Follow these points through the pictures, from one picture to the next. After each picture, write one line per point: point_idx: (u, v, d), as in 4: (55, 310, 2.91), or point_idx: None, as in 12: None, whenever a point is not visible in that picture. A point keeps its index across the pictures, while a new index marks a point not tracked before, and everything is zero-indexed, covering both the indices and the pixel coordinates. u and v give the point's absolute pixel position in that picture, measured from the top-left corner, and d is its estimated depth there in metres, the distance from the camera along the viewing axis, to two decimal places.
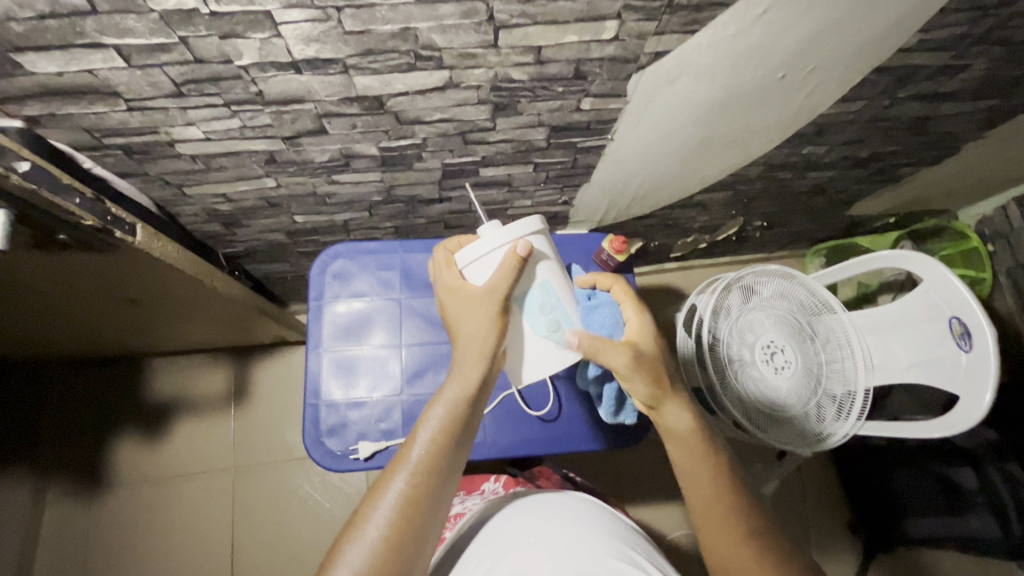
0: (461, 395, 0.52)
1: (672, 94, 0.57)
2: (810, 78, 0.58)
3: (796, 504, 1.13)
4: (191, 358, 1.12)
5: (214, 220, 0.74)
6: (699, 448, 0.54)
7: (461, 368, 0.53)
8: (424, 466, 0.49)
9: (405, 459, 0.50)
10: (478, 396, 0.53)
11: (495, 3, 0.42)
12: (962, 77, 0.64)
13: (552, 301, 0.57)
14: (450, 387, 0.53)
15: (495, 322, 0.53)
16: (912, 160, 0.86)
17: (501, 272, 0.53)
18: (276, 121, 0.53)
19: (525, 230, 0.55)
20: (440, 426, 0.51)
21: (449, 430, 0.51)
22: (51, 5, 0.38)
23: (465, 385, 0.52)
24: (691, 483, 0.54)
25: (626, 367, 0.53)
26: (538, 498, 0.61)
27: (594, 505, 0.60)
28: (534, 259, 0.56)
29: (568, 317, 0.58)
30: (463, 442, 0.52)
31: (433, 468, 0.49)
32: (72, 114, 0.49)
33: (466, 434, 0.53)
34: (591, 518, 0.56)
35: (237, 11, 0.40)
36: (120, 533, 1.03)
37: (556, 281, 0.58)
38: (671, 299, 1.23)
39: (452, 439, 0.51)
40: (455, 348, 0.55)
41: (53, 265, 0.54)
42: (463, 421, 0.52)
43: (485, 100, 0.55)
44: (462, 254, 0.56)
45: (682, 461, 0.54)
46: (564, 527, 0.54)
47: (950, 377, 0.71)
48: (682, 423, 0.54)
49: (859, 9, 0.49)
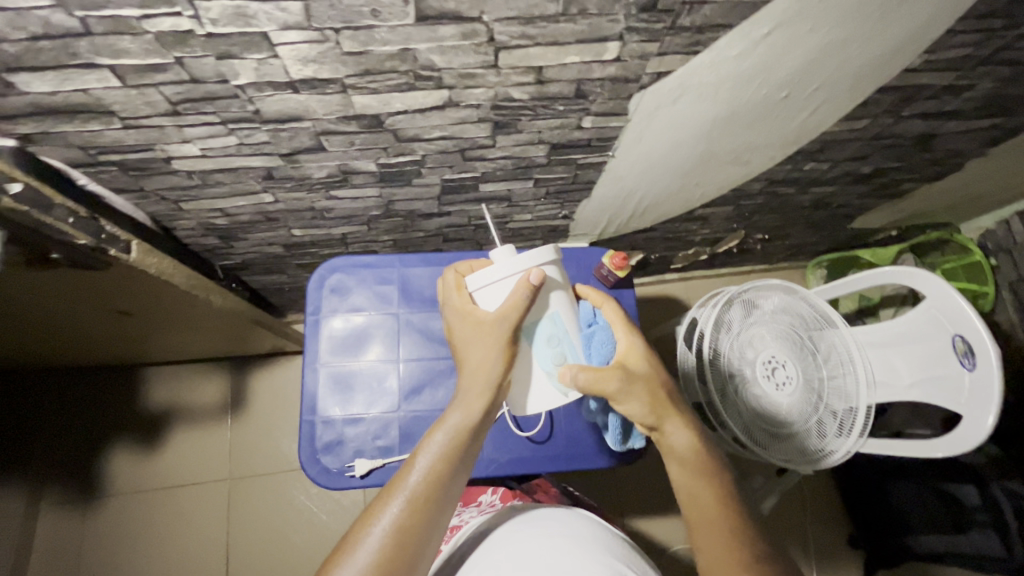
0: (464, 424, 0.52)
1: (674, 112, 0.56)
2: (814, 97, 0.58)
3: (797, 519, 1.12)
4: (188, 367, 1.11)
5: (211, 234, 0.73)
6: (704, 470, 0.54)
7: (465, 396, 0.53)
8: (420, 493, 0.49)
9: (402, 483, 0.49)
10: (480, 426, 0.53)
11: (496, 25, 0.42)
12: (967, 96, 0.63)
13: (560, 333, 0.57)
14: (454, 414, 0.52)
15: (504, 349, 0.53)
16: (915, 175, 0.85)
17: (514, 298, 0.53)
18: (274, 139, 0.53)
19: (539, 259, 0.55)
20: (440, 453, 0.50)
21: (449, 459, 0.50)
22: (43, 26, 0.37)
23: (468, 413, 0.52)
24: (696, 503, 0.53)
25: (620, 392, 0.54)
26: (538, 512, 0.60)
27: (596, 526, 0.59)
28: (546, 289, 0.56)
29: (574, 352, 0.58)
30: (461, 471, 0.52)
31: (429, 496, 0.49)
32: (66, 133, 0.48)
33: (465, 466, 0.52)
34: (589, 536, 0.55)
35: (233, 33, 0.39)
36: (114, 544, 1.02)
37: (566, 314, 0.58)
38: (671, 310, 1.22)
39: (452, 468, 0.51)
40: (461, 375, 0.54)
41: (44, 280, 0.53)
42: (462, 450, 0.51)
43: (485, 119, 0.54)
44: (474, 278, 0.56)
45: (685, 479, 0.54)
46: (560, 544, 0.53)
47: (953, 395, 0.70)
48: (685, 443, 0.54)
49: (864, 31, 0.48)
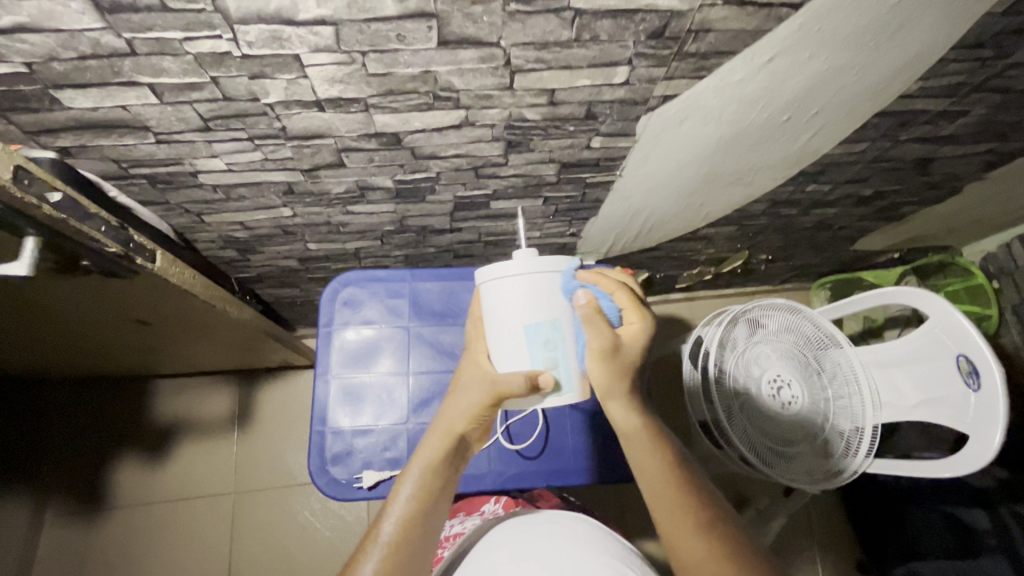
0: (428, 467, 0.54)
1: (679, 134, 0.59)
2: (814, 121, 0.60)
3: (804, 544, 1.11)
4: (196, 380, 1.12)
5: (229, 246, 0.76)
6: (654, 447, 0.55)
7: (429, 441, 0.56)
8: (395, 540, 0.50)
9: (377, 534, 0.50)
10: (447, 470, 0.55)
11: (513, 49, 0.44)
12: (962, 121, 0.65)
13: (557, 340, 0.52)
14: (419, 459, 0.55)
15: (476, 409, 0.54)
16: (915, 198, 0.87)
17: (507, 379, 0.51)
18: (297, 154, 0.55)
19: (555, 266, 0.52)
20: (411, 498, 0.52)
21: (421, 504, 0.52)
22: (92, 47, 0.40)
23: (431, 454, 0.55)
24: (645, 472, 0.55)
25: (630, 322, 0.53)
26: (544, 516, 0.60)
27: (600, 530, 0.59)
28: (550, 295, 0.52)
29: (566, 366, 0.53)
30: (437, 514, 0.53)
31: (404, 543, 0.50)
32: (102, 146, 0.51)
33: (438, 509, 0.53)
34: (591, 539, 0.55)
35: (267, 55, 0.42)
36: (116, 558, 1.01)
37: (569, 323, 0.53)
38: (675, 330, 1.23)
39: (425, 511, 0.52)
40: (436, 421, 0.57)
41: (71, 287, 0.55)
42: (434, 495, 0.53)
43: (499, 138, 0.56)
44: (486, 270, 0.53)
45: (640, 461, 0.55)
46: (561, 548, 0.53)
47: (960, 415, 0.70)
48: (632, 423, 0.55)
49: (861, 59, 0.51)
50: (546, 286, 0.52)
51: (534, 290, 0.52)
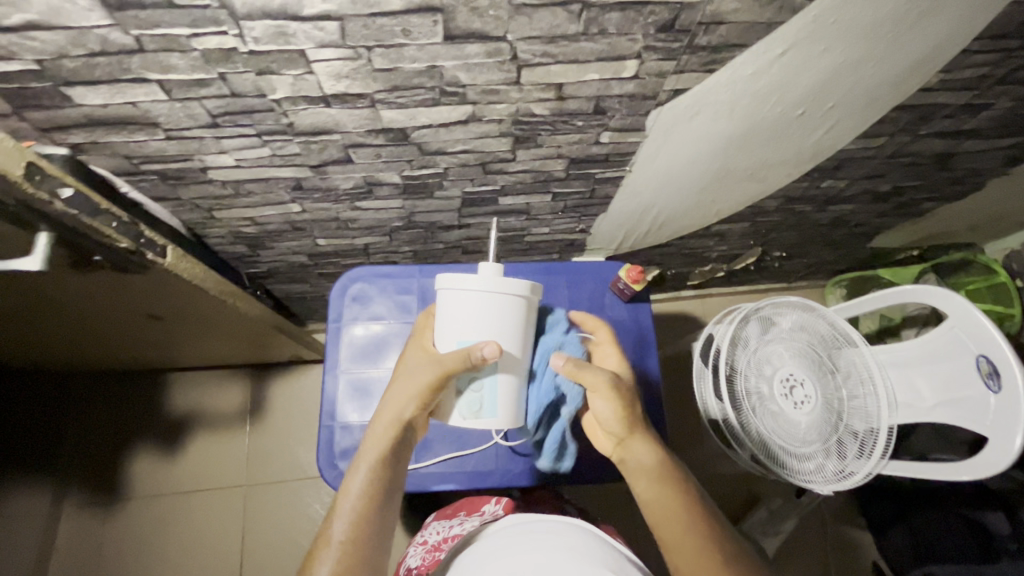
0: (378, 458, 0.53)
1: (690, 129, 0.58)
2: (829, 115, 0.58)
3: (817, 545, 1.09)
4: (209, 373, 1.14)
5: (240, 242, 0.76)
6: (671, 488, 0.54)
7: (375, 429, 0.55)
8: (348, 537, 0.49)
9: (329, 532, 0.50)
10: (395, 457, 0.54)
11: (520, 43, 0.44)
12: (985, 115, 0.63)
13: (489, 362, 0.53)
14: (368, 450, 0.54)
15: (421, 393, 0.53)
16: (934, 194, 0.85)
17: (451, 354, 0.52)
18: (305, 150, 0.55)
19: (511, 289, 0.51)
20: (361, 491, 0.51)
21: (371, 495, 0.51)
22: (101, 44, 0.40)
23: (379, 446, 0.54)
24: (664, 520, 0.53)
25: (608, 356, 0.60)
26: (537, 524, 0.59)
27: (599, 542, 0.57)
28: (500, 315, 0.52)
29: (491, 387, 0.53)
30: (390, 504, 0.53)
31: (357, 538, 0.49)
32: (113, 143, 0.52)
33: (390, 499, 0.53)
34: (585, 548, 0.53)
35: (274, 50, 0.42)
36: (131, 547, 1.03)
37: (507, 347, 0.53)
38: (686, 327, 1.22)
39: (376, 504, 0.51)
40: (382, 407, 0.57)
41: (84, 282, 0.56)
42: (383, 484, 0.52)
43: (506, 133, 0.56)
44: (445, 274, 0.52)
45: (661, 508, 0.54)
46: (552, 554, 0.51)
47: (978, 417, 0.68)
48: (653, 462, 0.55)
49: (879, 50, 0.49)
50: (498, 304, 0.52)
51: (486, 306, 0.52)
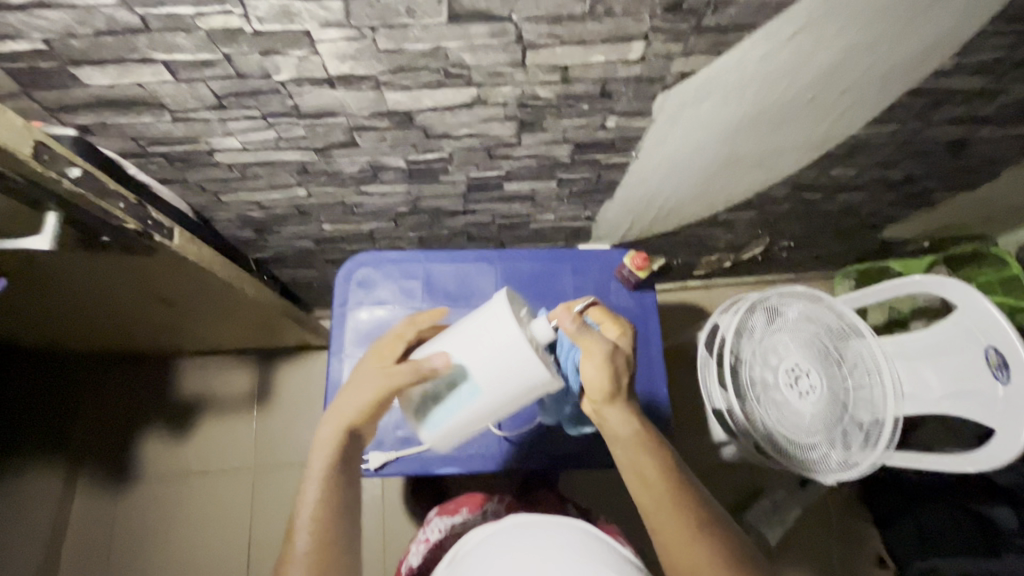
0: (328, 464, 0.50)
1: (698, 113, 0.57)
2: (841, 100, 0.57)
3: (820, 537, 1.09)
4: (217, 359, 1.15)
5: (246, 226, 0.77)
6: (643, 444, 0.53)
7: (319, 439, 0.51)
8: (315, 546, 0.46)
9: (292, 550, 0.46)
10: (348, 457, 0.51)
11: (525, 24, 0.43)
12: (1001, 100, 0.62)
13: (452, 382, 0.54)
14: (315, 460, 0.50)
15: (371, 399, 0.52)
16: (948, 183, 0.83)
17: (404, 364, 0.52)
18: (310, 133, 0.55)
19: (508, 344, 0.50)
20: (318, 500, 0.48)
21: (330, 500, 0.48)
22: (108, 23, 0.40)
23: (327, 452, 0.50)
24: (638, 479, 0.52)
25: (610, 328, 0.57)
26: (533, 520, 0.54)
27: (609, 550, 0.52)
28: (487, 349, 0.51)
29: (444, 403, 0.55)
30: (352, 508, 0.49)
31: (324, 548, 0.46)
32: (120, 124, 0.52)
33: (353, 501, 0.50)
34: (581, 553, 0.50)
35: (278, 30, 0.42)
36: (139, 528, 1.05)
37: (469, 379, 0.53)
38: (692, 317, 1.21)
39: (338, 511, 0.48)
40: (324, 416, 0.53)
41: (93, 263, 0.56)
42: (343, 487, 0.49)
43: (511, 116, 0.56)
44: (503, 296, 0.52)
45: (631, 464, 0.53)
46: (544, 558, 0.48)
47: (987, 409, 0.68)
48: (626, 427, 0.53)
49: (892, 32, 0.49)
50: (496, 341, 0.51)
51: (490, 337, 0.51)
